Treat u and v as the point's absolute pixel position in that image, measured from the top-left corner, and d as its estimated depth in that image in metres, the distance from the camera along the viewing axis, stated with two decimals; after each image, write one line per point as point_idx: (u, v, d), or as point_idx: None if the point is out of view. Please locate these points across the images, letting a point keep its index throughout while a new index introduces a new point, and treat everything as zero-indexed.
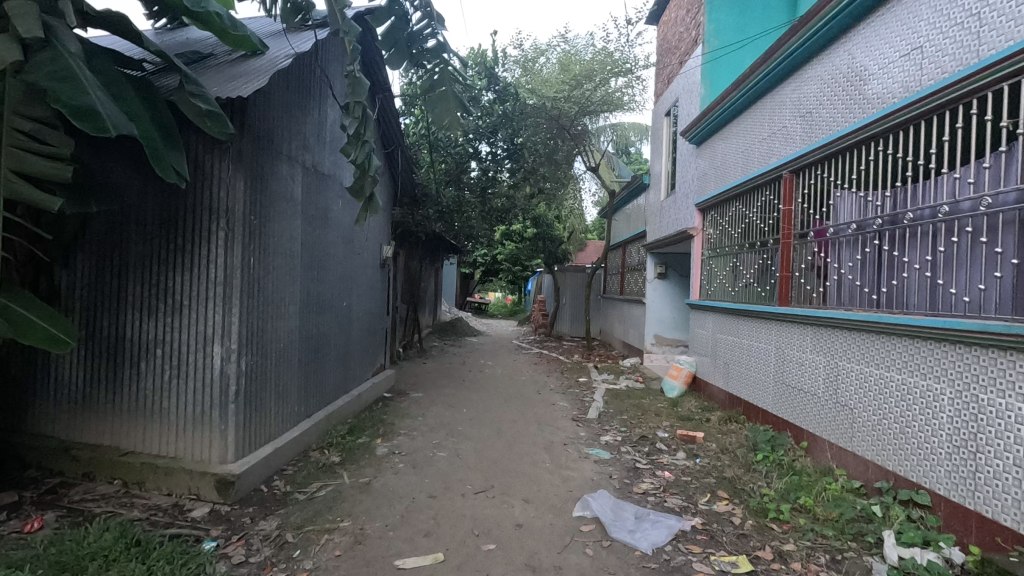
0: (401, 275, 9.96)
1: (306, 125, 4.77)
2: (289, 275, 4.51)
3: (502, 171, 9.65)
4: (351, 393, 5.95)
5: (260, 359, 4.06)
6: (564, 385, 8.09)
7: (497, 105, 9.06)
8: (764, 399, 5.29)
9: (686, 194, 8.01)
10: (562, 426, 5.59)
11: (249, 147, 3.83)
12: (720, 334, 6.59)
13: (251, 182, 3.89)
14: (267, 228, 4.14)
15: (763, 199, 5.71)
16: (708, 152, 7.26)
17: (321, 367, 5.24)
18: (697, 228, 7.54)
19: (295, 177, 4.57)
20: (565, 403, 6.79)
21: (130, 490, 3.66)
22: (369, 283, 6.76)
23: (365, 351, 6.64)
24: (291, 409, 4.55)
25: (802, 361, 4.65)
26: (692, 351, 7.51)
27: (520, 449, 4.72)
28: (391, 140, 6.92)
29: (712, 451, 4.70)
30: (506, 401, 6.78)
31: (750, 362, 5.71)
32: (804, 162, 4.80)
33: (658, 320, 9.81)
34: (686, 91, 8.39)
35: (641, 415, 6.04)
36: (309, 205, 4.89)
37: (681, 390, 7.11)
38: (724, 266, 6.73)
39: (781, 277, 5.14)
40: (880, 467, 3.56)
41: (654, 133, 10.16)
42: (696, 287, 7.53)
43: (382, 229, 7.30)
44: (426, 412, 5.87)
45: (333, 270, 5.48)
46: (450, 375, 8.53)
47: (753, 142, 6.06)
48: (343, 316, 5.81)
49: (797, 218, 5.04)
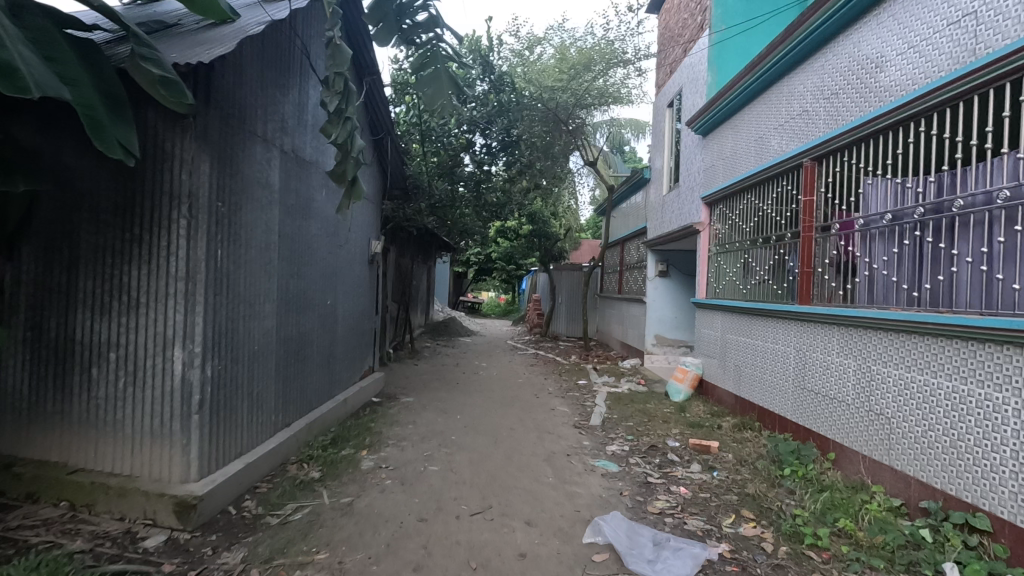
0: (391, 273, 9.51)
1: (285, 105, 4.33)
2: (264, 270, 4.06)
3: (497, 164, 9.24)
4: (336, 399, 5.51)
5: (229, 364, 3.61)
6: (563, 387, 7.69)
7: (492, 95, 8.65)
8: (782, 404, 4.91)
9: (691, 188, 7.62)
10: (563, 434, 5.18)
11: (217, 125, 3.40)
12: (730, 334, 6.20)
13: (219, 164, 3.45)
14: (238, 217, 3.69)
15: (779, 190, 5.33)
16: (716, 142, 6.86)
17: (302, 372, 4.79)
18: (703, 223, 7.15)
19: (271, 162, 4.13)
20: (566, 408, 6.39)
21: (79, 514, 3.20)
22: (355, 280, 6.31)
23: (352, 354, 6.20)
24: (267, 419, 4.11)
25: (826, 365, 4.27)
26: (698, 352, 7.13)
27: (519, 462, 4.31)
28: (380, 128, 6.48)
29: (729, 463, 4.30)
30: (502, 406, 6.37)
31: (764, 365, 5.34)
32: (827, 148, 4.42)
33: (659, 320, 9.44)
34: (691, 80, 8.00)
35: (648, 421, 5.65)
36: (289, 194, 4.45)
37: (687, 393, 6.70)
38: (734, 263, 6.35)
39: (801, 273, 4.74)
40: (926, 484, 3.18)
41: (656, 126, 9.76)
42: (702, 286, 7.15)
43: (370, 224, 6.86)
44: (417, 420, 5.43)
45: (315, 265, 5.03)
46: (443, 378, 8.09)
47: (767, 130, 5.69)
48: (327, 315, 5.37)
49: (819, 210, 4.65)
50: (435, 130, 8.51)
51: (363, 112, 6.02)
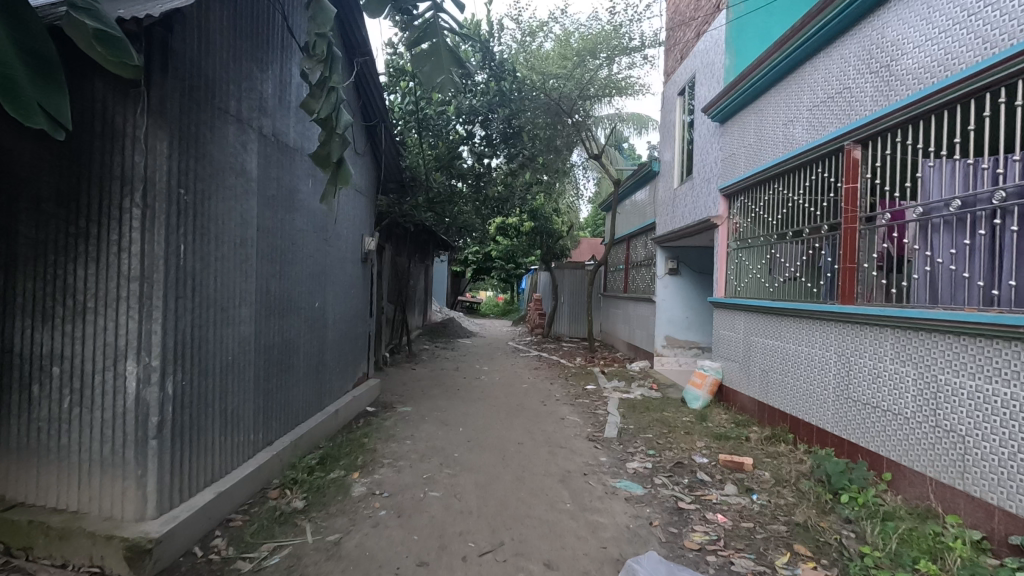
0: (386, 272, 9.00)
1: (264, 82, 3.81)
2: (240, 269, 3.55)
3: (496, 156, 8.66)
4: (325, 411, 5.01)
5: (198, 379, 3.11)
6: (571, 393, 7.20)
7: (493, 83, 8.04)
8: (820, 414, 4.42)
9: (707, 180, 7.13)
10: (578, 449, 4.68)
11: (179, 99, 2.89)
12: (755, 336, 5.71)
13: (183, 145, 2.95)
14: (209, 207, 3.18)
15: (812, 178, 4.85)
16: (736, 129, 6.37)
17: (287, 383, 4.29)
18: (721, 216, 6.66)
19: (248, 146, 3.62)
20: (577, 417, 5.90)
21: (14, 560, 2.69)
22: (347, 280, 5.80)
23: (344, 360, 5.69)
24: (244, 439, 3.60)
25: (878, 373, 3.78)
26: (716, 355, 6.64)
27: (531, 484, 3.81)
28: (374, 115, 5.99)
29: (768, 484, 3.81)
30: (507, 415, 5.88)
31: (796, 371, 4.86)
32: (874, 129, 3.95)
33: (670, 320, 8.97)
34: (705, 64, 7.50)
35: (669, 432, 5.15)
36: (269, 184, 3.94)
37: (706, 400, 6.25)
38: (758, 260, 5.88)
39: (843, 270, 4.25)
40: (1015, 517, 2.69)
41: (666, 116, 9.26)
42: (720, 283, 6.66)
43: (363, 219, 6.35)
44: (414, 433, 4.92)
45: (301, 264, 4.51)
46: (443, 384, 7.58)
47: (795, 114, 5.22)
48: (315, 319, 4.86)
49: (864, 198, 4.15)
50: (433, 119, 8.04)
51: (354, 96, 5.52)
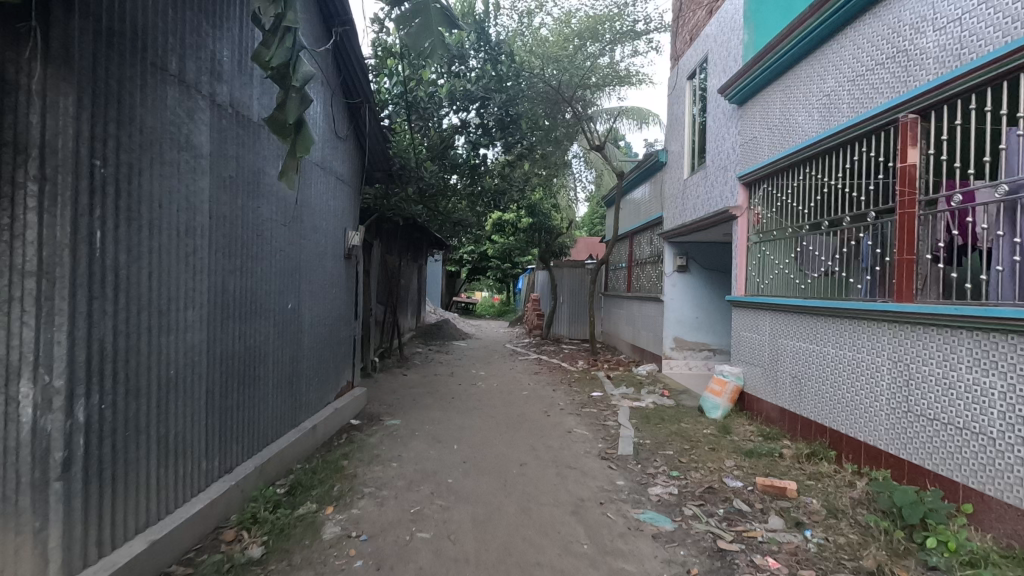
0: (375, 271, 8.38)
1: (217, 41, 3.19)
2: (186, 264, 2.92)
3: (493, 146, 8.02)
4: (300, 428, 4.39)
5: (124, 402, 2.47)
6: (576, 401, 6.60)
7: (489, 66, 7.42)
8: (870, 430, 3.83)
9: (724, 168, 6.54)
10: (590, 471, 4.08)
11: (90, 44, 2.26)
12: (783, 339, 5.11)
13: (99, 104, 2.31)
14: (140, 185, 2.54)
15: (853, 159, 4.27)
16: (759, 109, 5.74)
17: (251, 398, 3.68)
18: (741, 207, 6.08)
19: (197, 116, 3.00)
20: (585, 430, 5.29)
21: None
22: (326, 279, 5.17)
23: (323, 369, 5.06)
24: (193, 471, 2.98)
25: (949, 384, 3.20)
26: (736, 359, 6.04)
27: (538, 518, 3.20)
28: (357, 93, 5.38)
29: (820, 515, 3.21)
30: (507, 429, 5.26)
31: (835, 378, 4.28)
32: (938, 97, 3.37)
33: (678, 321, 8.40)
34: (720, 44, 6.89)
35: (692, 448, 4.56)
36: (225, 163, 3.32)
37: (726, 409, 5.67)
38: (785, 254, 5.30)
39: (899, 262, 3.66)
40: None
41: (674, 103, 8.68)
42: (740, 280, 6.07)
43: (346, 212, 5.72)
44: (402, 453, 4.30)
45: (267, 259, 3.89)
46: (437, 392, 6.97)
47: (826, 89, 4.63)
48: (286, 322, 4.24)
49: (924, 178, 3.57)
50: (424, 102, 7.23)
51: (332, 70, 4.93)
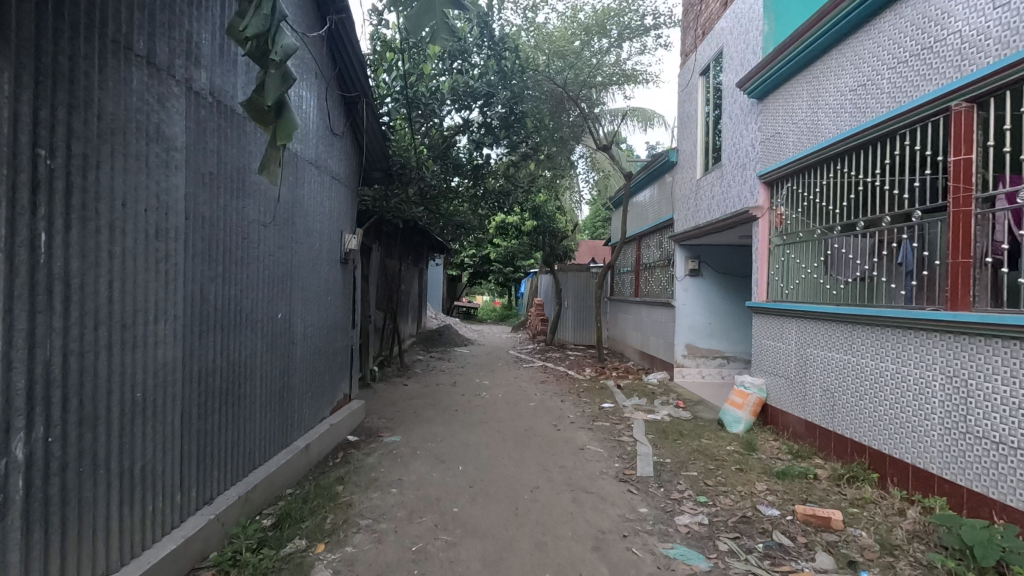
0: (374, 276, 8.02)
1: (195, 21, 2.85)
2: (157, 270, 2.57)
3: (497, 146, 7.69)
4: (291, 448, 4.04)
5: (76, 434, 2.11)
6: (586, 413, 6.23)
7: (492, 62, 7.09)
8: (920, 451, 3.46)
9: (742, 167, 6.19)
10: (609, 496, 3.72)
11: (31, 12, 1.91)
12: (812, 348, 4.74)
13: (45, 84, 1.96)
14: (98, 180, 2.19)
15: (893, 154, 3.92)
16: (783, 102, 5.37)
17: (236, 418, 3.33)
18: (761, 207, 5.73)
19: (171, 104, 2.65)
20: (599, 446, 4.92)
21: None
22: (321, 286, 4.82)
23: (316, 383, 4.70)
24: (164, 506, 2.62)
25: (1019, 403, 2.84)
26: (757, 368, 5.67)
27: (556, 555, 2.84)
28: (354, 86, 5.04)
29: (874, 552, 2.85)
30: (515, 445, 4.90)
31: (874, 393, 3.92)
32: (1001, 81, 3.01)
33: (691, 327, 8.05)
34: (736, 36, 6.55)
35: (718, 469, 4.20)
36: (206, 159, 2.97)
37: (749, 423, 5.32)
38: (812, 258, 4.95)
39: (953, 266, 3.30)
40: None
41: (686, 100, 8.30)
42: (761, 285, 5.72)
43: (343, 214, 5.37)
44: (402, 476, 3.93)
45: (254, 265, 3.53)
46: (439, 404, 6.61)
47: (858, 79, 4.29)
48: (276, 334, 3.89)
49: (981, 172, 3.22)
50: (425, 100, 6.86)
51: (325, 60, 4.59)
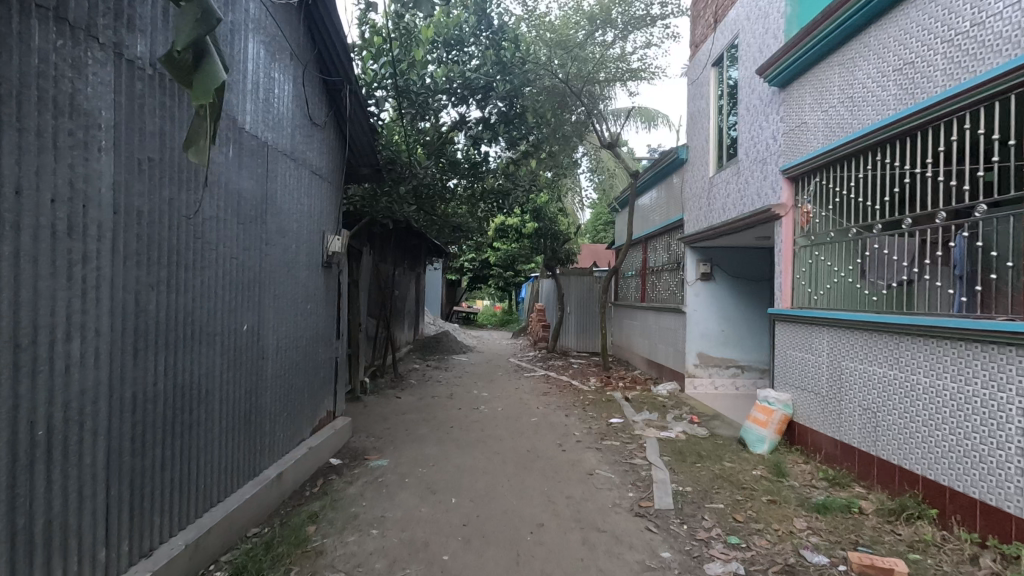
0: (364, 281, 7.52)
1: None
2: (67, 274, 2.07)
3: (496, 143, 7.21)
4: (260, 479, 3.54)
5: None
6: (594, 430, 5.72)
7: (491, 52, 6.61)
8: (992, 485, 2.94)
9: (762, 162, 5.70)
10: (624, 536, 3.21)
11: None
12: (848, 361, 4.23)
13: None
14: None
15: (948, 140, 3.41)
16: (811, 88, 4.85)
17: (187, 450, 2.83)
18: (785, 206, 5.23)
19: (91, 71, 2.17)
20: (610, 471, 4.40)
21: None
22: (299, 292, 4.33)
23: (293, 402, 4.19)
24: (79, 567, 2.12)
25: None
26: (782, 382, 5.15)
27: None
28: (337, 71, 4.56)
29: None
30: (516, 470, 4.39)
31: (931, 416, 3.39)
32: None
33: (703, 335, 7.55)
34: (753, 20, 6.06)
35: (747, 500, 3.69)
36: (147, 142, 2.48)
37: (774, 443, 4.81)
38: (845, 260, 4.44)
39: None
40: None
41: (697, 93, 7.81)
42: (786, 290, 5.22)
43: (325, 213, 4.87)
44: (387, 513, 3.42)
45: (212, 268, 3.04)
46: (434, 419, 6.10)
47: (904, 57, 3.78)
48: (240, 349, 3.39)
49: None
50: (418, 91, 6.36)
51: (300, 40, 4.10)
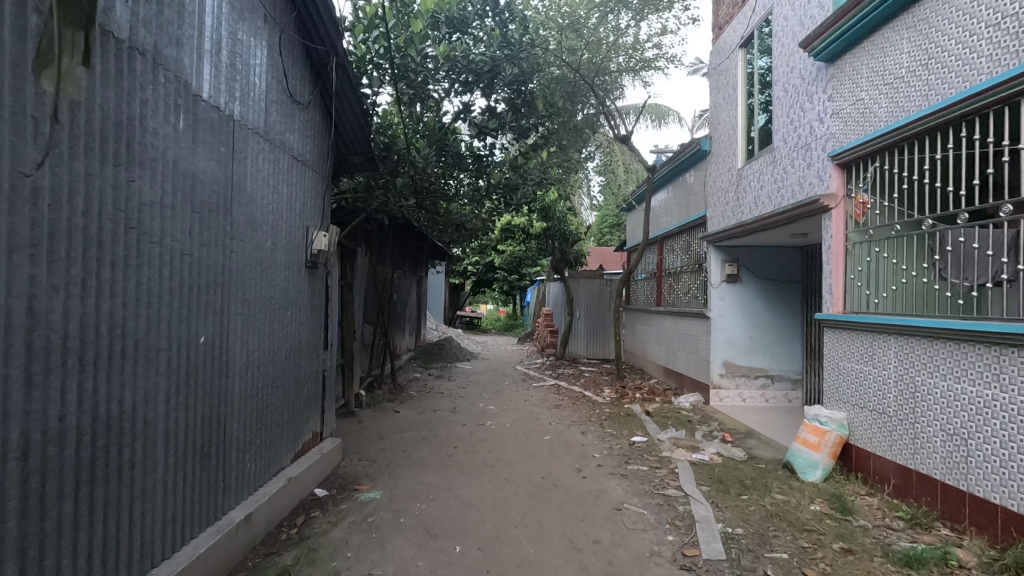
0: (359, 284, 6.90)
1: None
2: None
3: (504, 135, 6.59)
4: (223, 524, 2.90)
5: None
6: (616, 452, 5.05)
7: (498, 32, 5.96)
8: None
9: (806, 148, 5.04)
10: None
11: None
12: (924, 377, 3.55)
13: None
14: None
15: None
16: (868, 60, 4.21)
17: (116, 501, 2.19)
18: (835, 197, 4.58)
19: None
20: (641, 506, 3.75)
21: None
22: (277, 296, 3.70)
23: (267, 428, 3.55)
24: None
25: None
26: (836, 399, 4.46)
27: None
28: (322, 41, 3.95)
29: None
30: (532, 504, 3.73)
31: None
32: None
33: (729, 341, 6.90)
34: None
35: (817, 549, 3.02)
36: (48, 97, 1.86)
37: (827, 469, 4.16)
38: (915, 258, 3.79)
39: None
40: None
41: (722, 81, 7.18)
42: (838, 294, 4.55)
43: (309, 205, 4.24)
44: (376, 570, 2.79)
45: (154, 268, 2.41)
46: (435, 438, 5.46)
47: (1001, 11, 3.13)
48: (196, 365, 2.76)
49: None
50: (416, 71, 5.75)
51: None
